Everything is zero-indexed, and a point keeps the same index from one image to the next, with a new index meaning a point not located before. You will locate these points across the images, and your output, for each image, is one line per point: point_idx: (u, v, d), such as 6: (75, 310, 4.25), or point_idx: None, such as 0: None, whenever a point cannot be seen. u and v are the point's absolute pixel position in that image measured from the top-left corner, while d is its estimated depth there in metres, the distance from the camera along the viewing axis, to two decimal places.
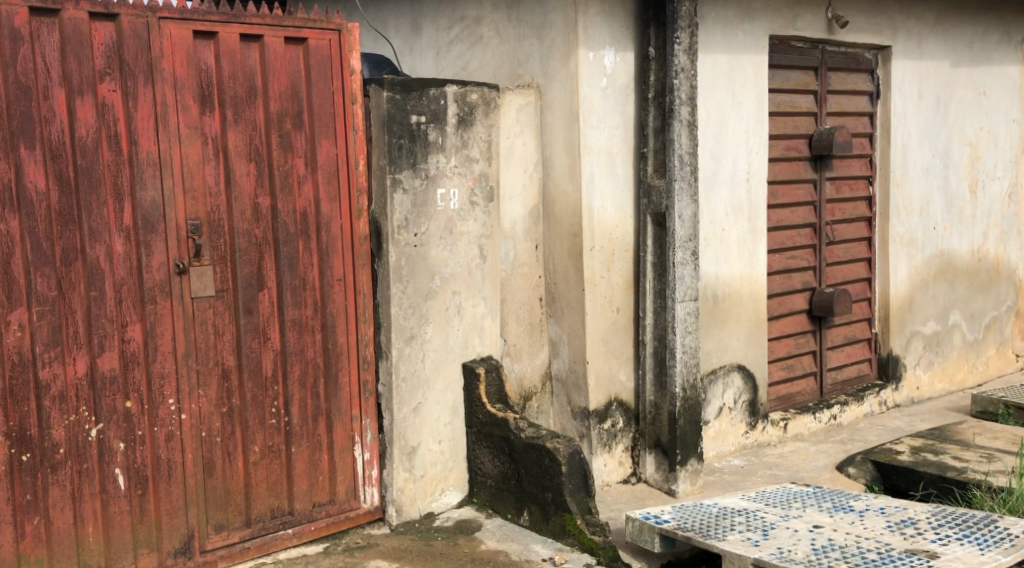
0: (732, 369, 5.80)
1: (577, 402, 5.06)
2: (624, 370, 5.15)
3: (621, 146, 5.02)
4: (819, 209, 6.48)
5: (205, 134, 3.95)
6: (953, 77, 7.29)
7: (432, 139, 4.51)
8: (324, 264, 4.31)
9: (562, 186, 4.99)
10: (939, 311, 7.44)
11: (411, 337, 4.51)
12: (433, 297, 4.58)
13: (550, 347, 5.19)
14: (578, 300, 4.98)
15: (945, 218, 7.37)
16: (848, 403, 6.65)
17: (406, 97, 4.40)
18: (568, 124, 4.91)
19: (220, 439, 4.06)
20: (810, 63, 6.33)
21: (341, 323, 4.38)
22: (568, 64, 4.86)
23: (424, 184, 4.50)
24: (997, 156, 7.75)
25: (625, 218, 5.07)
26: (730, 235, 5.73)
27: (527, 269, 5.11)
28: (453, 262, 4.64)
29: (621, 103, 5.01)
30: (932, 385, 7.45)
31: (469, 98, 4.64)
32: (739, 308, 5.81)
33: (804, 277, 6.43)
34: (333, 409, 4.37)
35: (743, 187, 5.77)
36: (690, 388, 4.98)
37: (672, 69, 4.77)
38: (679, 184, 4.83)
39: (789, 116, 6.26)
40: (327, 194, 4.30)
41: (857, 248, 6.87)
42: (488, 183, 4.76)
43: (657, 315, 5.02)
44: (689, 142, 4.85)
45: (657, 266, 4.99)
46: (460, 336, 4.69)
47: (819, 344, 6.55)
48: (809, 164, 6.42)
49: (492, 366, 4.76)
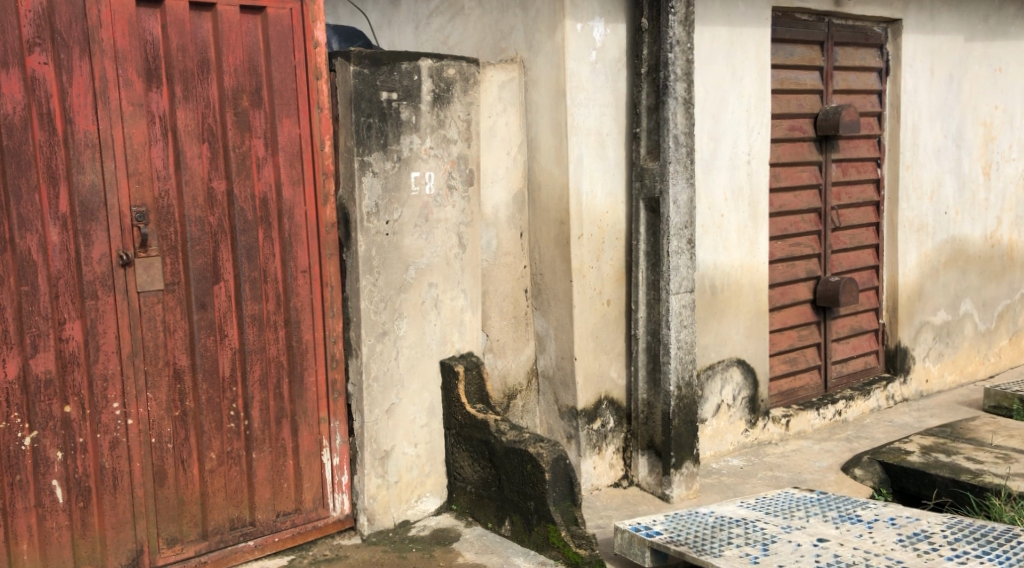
0: (731, 364, 5.45)
1: (564, 400, 4.73)
2: (616, 367, 4.81)
3: (611, 125, 4.66)
4: (824, 193, 6.12)
5: (152, 112, 3.59)
6: (967, 52, 6.91)
7: (405, 118, 4.16)
8: (286, 254, 3.96)
9: (548, 169, 4.64)
10: (950, 300, 7.08)
11: (383, 333, 4.17)
12: (407, 289, 4.23)
13: (536, 342, 4.85)
14: (565, 292, 4.63)
15: (957, 202, 7.00)
16: (854, 398, 6.31)
17: (376, 72, 4.05)
18: (554, 102, 4.55)
19: (172, 446, 3.72)
20: (815, 37, 5.96)
21: (306, 317, 4.03)
22: (554, 36, 4.49)
23: (396, 167, 4.15)
24: (1012, 137, 7.37)
25: (616, 204, 4.72)
26: (730, 222, 5.37)
27: (510, 258, 4.76)
28: (429, 252, 4.29)
29: (612, 79, 4.64)
30: (942, 378, 7.11)
31: (446, 73, 4.28)
32: (738, 299, 5.46)
33: (808, 265, 6.08)
34: (298, 411, 4.03)
35: (744, 170, 5.41)
36: (686, 386, 4.63)
37: (667, 42, 4.41)
38: (673, 166, 4.48)
39: (793, 94, 5.90)
40: (290, 177, 3.95)
41: (864, 234, 6.51)
42: (468, 166, 4.40)
43: (650, 308, 4.68)
44: (685, 122, 4.49)
45: (650, 255, 4.64)
46: (437, 332, 4.35)
47: (824, 336, 6.20)
48: (814, 145, 6.06)
49: (472, 364, 4.42)
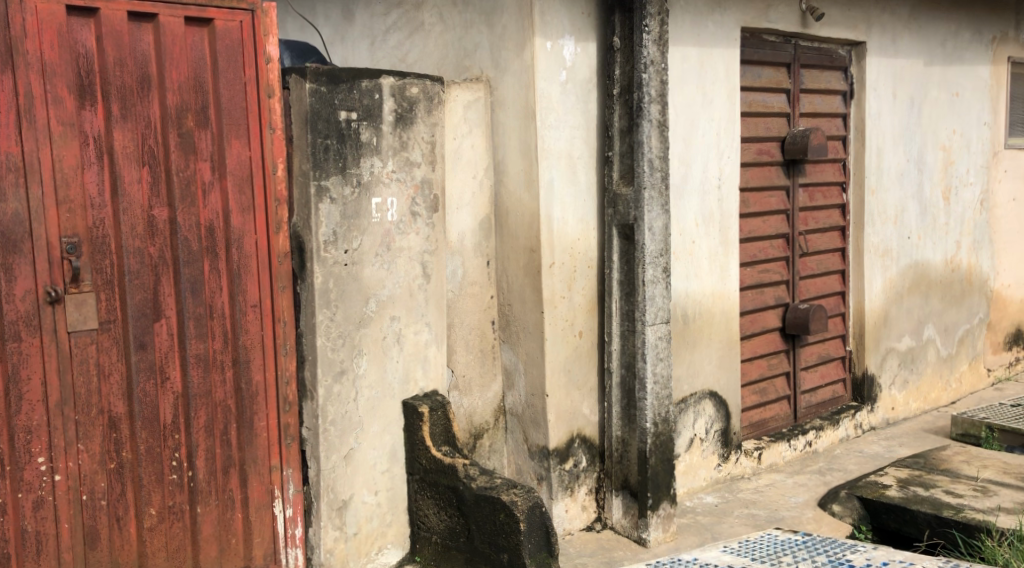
0: (703, 397, 5.21)
1: (534, 440, 4.43)
2: (588, 403, 4.53)
3: (582, 148, 4.40)
4: (792, 217, 5.93)
5: (85, 132, 3.24)
6: (927, 76, 6.81)
7: (365, 139, 3.85)
8: (235, 288, 3.61)
9: (516, 194, 4.36)
10: (914, 326, 6.95)
11: (341, 372, 3.84)
12: (367, 324, 3.91)
13: (503, 378, 4.54)
14: (535, 325, 4.35)
15: (920, 226, 6.88)
16: (824, 428, 6.11)
17: (334, 90, 3.75)
18: (522, 124, 4.28)
19: (106, 502, 3.34)
20: (783, 59, 5.78)
21: (256, 356, 3.69)
22: (522, 55, 4.22)
23: (356, 192, 3.84)
24: (970, 161, 7.29)
25: (588, 230, 4.45)
26: (701, 248, 5.14)
27: (476, 288, 4.45)
28: (391, 282, 3.98)
29: (583, 100, 4.38)
30: (907, 405, 6.96)
31: (409, 92, 3.99)
32: (710, 328, 5.22)
33: (776, 292, 5.87)
34: (247, 459, 3.68)
35: (714, 195, 5.19)
36: (662, 423, 4.38)
37: (640, 61, 4.18)
38: (649, 192, 4.23)
39: (761, 117, 5.70)
40: (239, 204, 3.61)
41: (831, 260, 6.34)
42: (432, 191, 4.10)
43: (624, 340, 4.41)
44: (660, 145, 4.26)
45: (624, 285, 4.38)
46: (399, 369, 4.02)
47: (793, 365, 6.00)
48: (782, 169, 5.86)
49: (437, 404, 4.09)
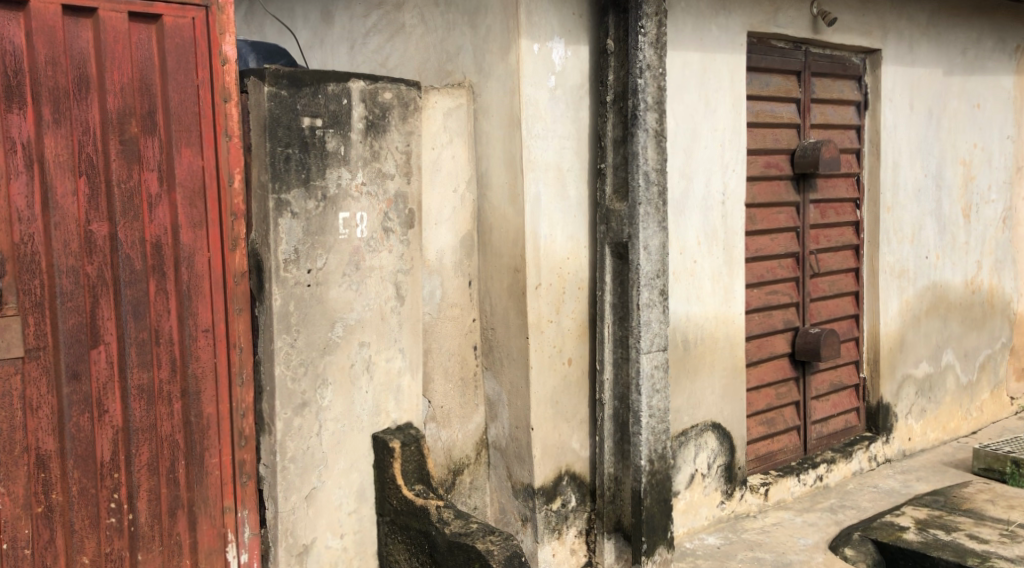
0: (705, 428, 4.85)
1: (519, 477, 4.07)
2: (578, 437, 4.16)
3: (573, 159, 4.05)
4: (803, 236, 5.56)
5: (11, 138, 2.92)
6: (946, 86, 6.45)
7: (331, 148, 3.52)
8: (184, 311, 3.28)
9: (500, 209, 4.01)
10: (932, 351, 6.57)
11: (302, 404, 3.49)
12: (332, 351, 3.56)
13: (486, 409, 4.19)
14: (520, 351, 3.99)
15: (938, 246, 6.50)
16: (835, 461, 5.73)
17: (297, 94, 3.42)
18: (507, 133, 3.94)
19: (31, 551, 3.01)
20: (792, 66, 5.42)
21: (208, 387, 3.35)
22: (507, 58, 3.89)
23: (321, 207, 3.50)
24: (991, 177, 6.91)
25: (578, 249, 4.10)
26: (703, 268, 4.78)
27: (457, 311, 4.11)
28: (360, 305, 3.63)
29: (574, 107, 4.04)
30: (925, 435, 6.56)
31: (382, 97, 3.66)
32: (713, 354, 4.86)
33: (785, 315, 5.50)
34: (196, 500, 3.34)
35: (718, 212, 4.84)
36: (658, 459, 4.03)
37: (636, 66, 3.84)
38: (644, 208, 3.89)
39: (769, 128, 5.34)
40: (189, 219, 3.27)
41: (844, 281, 5.96)
42: (407, 206, 3.76)
43: (617, 369, 4.06)
44: (656, 157, 3.93)
45: (618, 309, 4.03)
46: (368, 400, 3.67)
47: (802, 394, 5.62)
48: (791, 184, 5.50)
49: (411, 439, 3.73)
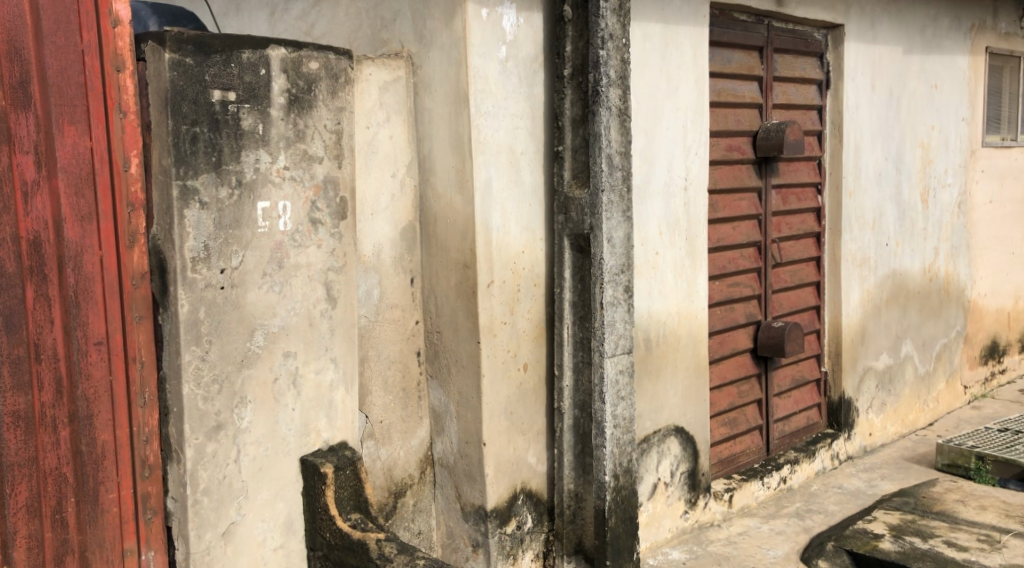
0: (668, 434, 4.45)
1: (468, 498, 3.60)
2: (535, 451, 3.70)
3: (527, 141, 3.59)
4: (765, 223, 5.17)
5: None
6: (905, 66, 6.04)
7: (247, 127, 3.01)
8: (70, 320, 2.78)
9: (446, 198, 3.52)
10: (892, 342, 6.13)
11: (216, 427, 2.97)
12: (251, 364, 3.05)
13: (430, 422, 3.71)
14: (469, 357, 3.52)
15: (898, 232, 6.09)
16: (799, 461, 5.35)
17: (205, 62, 2.90)
18: (452, 110, 3.45)
19: None
20: (755, 42, 5.01)
21: (102, 409, 2.85)
22: (451, 25, 3.40)
23: (235, 195, 2.99)
24: (948, 160, 6.57)
25: (534, 242, 3.64)
26: (665, 260, 4.37)
27: (397, 312, 3.61)
28: (284, 310, 3.13)
29: (527, 82, 3.57)
30: (886, 431, 6.14)
31: (307, 68, 3.16)
32: (676, 354, 4.45)
33: (747, 308, 5.12)
34: (90, 543, 2.83)
35: (680, 198, 4.42)
36: (624, 474, 3.61)
37: (597, 36, 3.40)
38: (607, 196, 3.45)
39: (730, 107, 4.93)
40: (75, 210, 2.78)
41: (806, 270, 5.59)
42: (339, 194, 3.27)
43: (578, 375, 3.62)
44: (620, 139, 3.49)
45: (578, 308, 3.59)
46: (295, 420, 3.17)
47: (765, 392, 5.24)
48: (753, 168, 5.10)
49: (345, 462, 3.24)
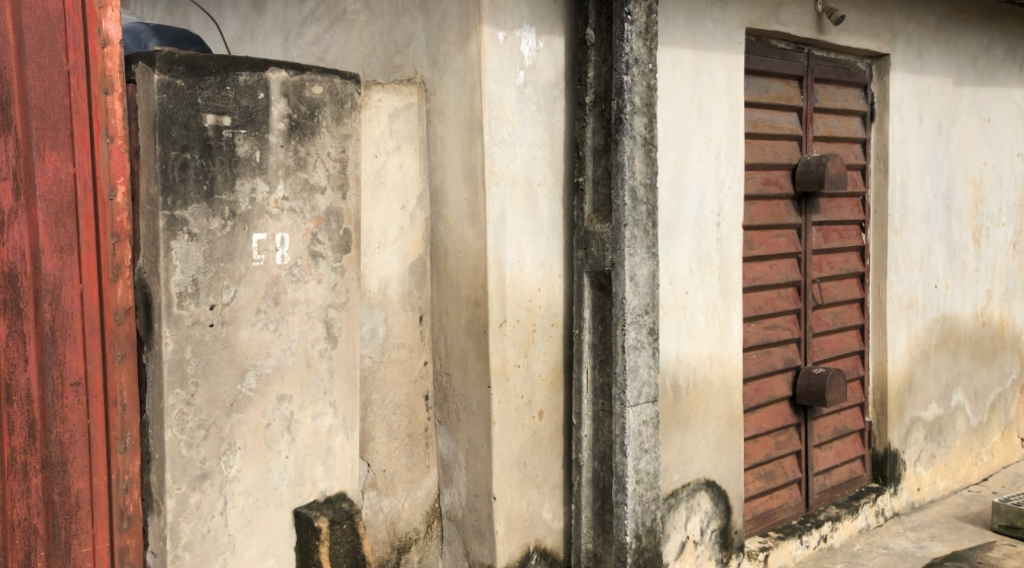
0: (698, 487, 4.16)
1: (477, 555, 3.35)
2: (550, 506, 3.44)
3: (545, 172, 3.36)
4: (805, 263, 4.89)
5: None
6: (956, 98, 5.73)
7: (243, 153, 2.81)
8: (46, 359, 2.58)
9: (457, 231, 3.31)
10: (942, 391, 5.78)
11: (201, 476, 2.76)
12: (242, 408, 2.84)
13: (439, 471, 3.47)
14: (479, 403, 3.28)
15: (949, 273, 5.75)
16: (841, 518, 5.02)
17: (198, 84, 2.71)
18: (465, 138, 3.24)
19: None
20: (794, 70, 4.77)
21: (78, 455, 2.65)
22: (466, 49, 3.20)
23: (228, 226, 2.79)
24: (1003, 197, 6.18)
25: (551, 279, 3.40)
26: (696, 300, 4.11)
27: (404, 353, 3.39)
28: (280, 349, 2.92)
29: (546, 109, 3.35)
30: (935, 485, 5.78)
31: (311, 92, 2.96)
32: (707, 401, 4.18)
33: (786, 353, 4.82)
34: None
35: (713, 234, 4.16)
36: (647, 533, 3.34)
37: (621, 60, 3.18)
38: (630, 231, 3.22)
39: (768, 139, 4.68)
40: (54, 241, 2.60)
41: (849, 313, 5.29)
42: (342, 226, 3.06)
43: (597, 424, 3.36)
44: (645, 170, 3.26)
45: (598, 351, 3.34)
46: (289, 469, 2.95)
47: (804, 442, 4.93)
48: (793, 204, 4.83)
49: (342, 515, 3.03)
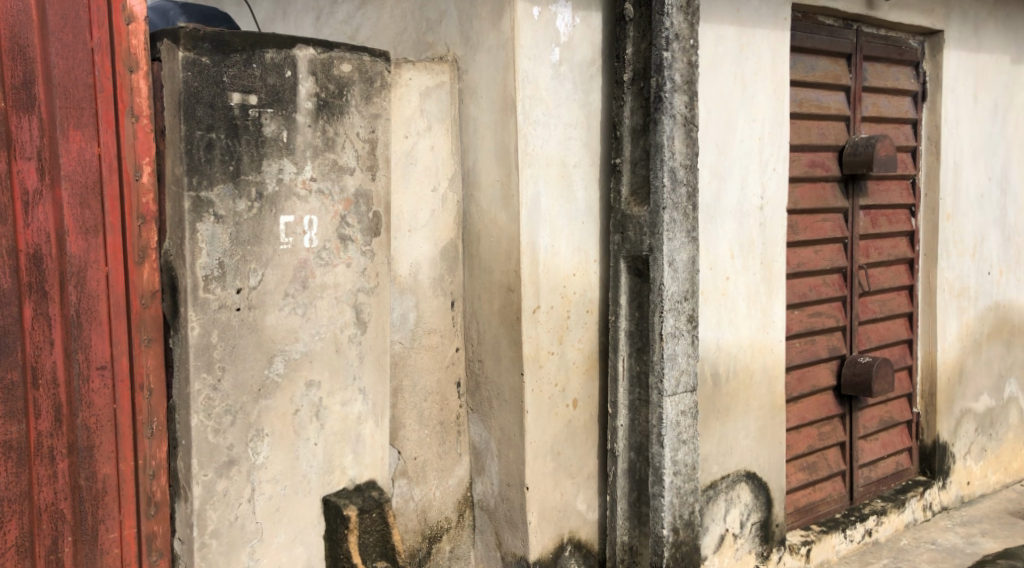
0: (739, 479, 4.05)
1: (509, 546, 3.27)
2: (585, 497, 3.36)
3: (581, 153, 3.26)
4: (851, 248, 4.74)
5: None
6: (1014, 77, 5.51)
7: (270, 133, 2.74)
8: (71, 343, 2.54)
9: (490, 214, 3.22)
10: (994, 382, 5.58)
11: (228, 463, 2.71)
12: (270, 394, 2.78)
13: (471, 460, 3.40)
14: (512, 390, 3.20)
15: (1003, 260, 5.54)
16: (887, 512, 4.87)
17: (223, 62, 2.65)
18: (498, 118, 3.15)
19: None
20: (842, 48, 4.61)
21: (104, 440, 2.60)
22: (499, 25, 3.11)
23: (255, 208, 2.73)
24: None
25: (587, 264, 3.31)
26: (737, 286, 3.99)
27: (435, 339, 3.32)
28: (308, 334, 2.86)
29: (583, 88, 3.25)
30: (985, 479, 5.60)
31: (340, 70, 2.89)
32: (748, 391, 4.06)
33: (831, 341, 4.68)
34: None
35: (755, 219, 4.04)
36: (684, 527, 3.24)
37: (661, 36, 3.07)
38: (669, 213, 3.12)
39: (814, 120, 4.55)
40: (79, 222, 2.55)
41: (897, 300, 5.13)
42: (372, 209, 2.99)
43: (634, 413, 3.27)
44: (685, 151, 3.16)
45: (635, 338, 3.24)
46: (317, 456, 2.89)
47: (849, 433, 4.79)
48: (839, 188, 4.68)
49: (371, 504, 2.96)
